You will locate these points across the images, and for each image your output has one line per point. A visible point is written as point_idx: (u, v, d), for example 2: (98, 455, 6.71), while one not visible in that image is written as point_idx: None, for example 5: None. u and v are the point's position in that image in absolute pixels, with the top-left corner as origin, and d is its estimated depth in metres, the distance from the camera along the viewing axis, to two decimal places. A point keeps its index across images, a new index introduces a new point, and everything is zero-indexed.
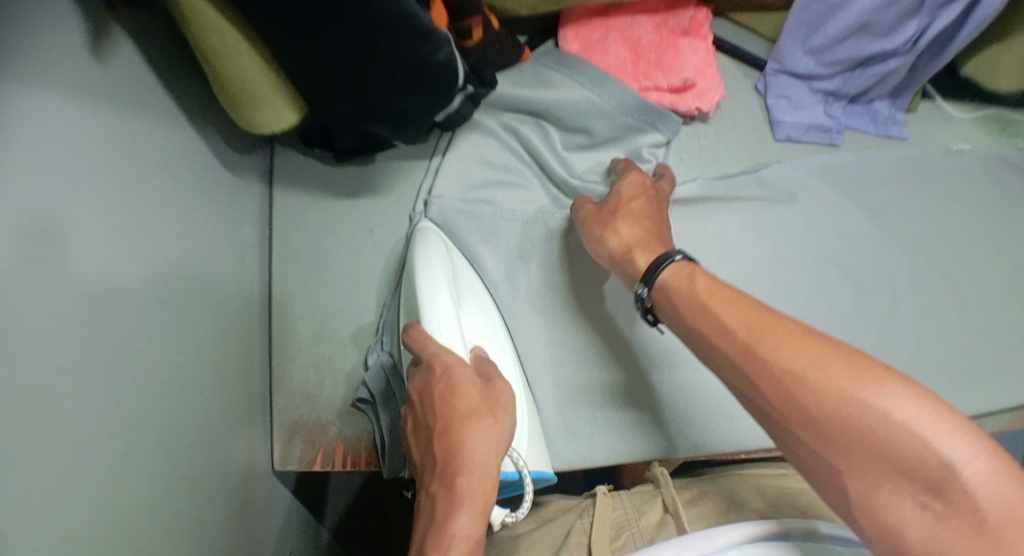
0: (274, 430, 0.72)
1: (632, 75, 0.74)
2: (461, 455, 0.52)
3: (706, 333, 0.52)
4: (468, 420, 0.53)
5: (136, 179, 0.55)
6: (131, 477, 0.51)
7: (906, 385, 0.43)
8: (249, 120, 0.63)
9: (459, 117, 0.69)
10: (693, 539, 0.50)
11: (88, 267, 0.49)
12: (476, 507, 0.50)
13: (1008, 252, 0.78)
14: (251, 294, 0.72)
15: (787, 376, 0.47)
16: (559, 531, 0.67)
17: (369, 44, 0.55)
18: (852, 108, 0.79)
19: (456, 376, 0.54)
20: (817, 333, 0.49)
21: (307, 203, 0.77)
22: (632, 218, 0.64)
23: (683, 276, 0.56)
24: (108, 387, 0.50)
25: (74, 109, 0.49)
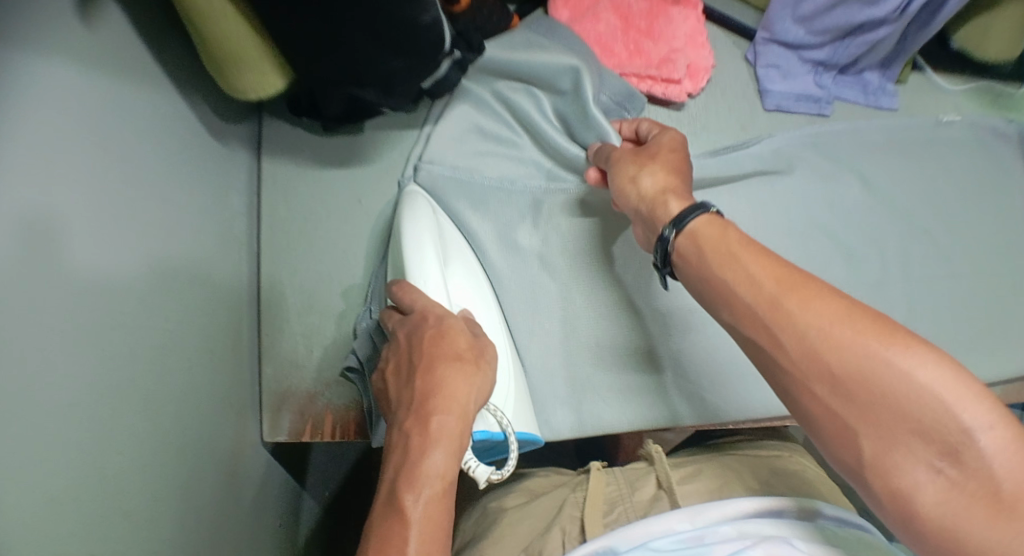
0: (263, 399, 0.73)
1: (622, 43, 0.74)
2: (440, 397, 0.52)
3: (725, 285, 0.52)
4: (450, 361, 0.54)
5: (122, 144, 0.55)
6: (118, 443, 0.52)
7: (932, 350, 0.44)
8: (234, 85, 0.63)
9: (448, 84, 0.69)
10: (688, 512, 0.60)
11: (73, 231, 0.48)
12: (450, 450, 0.50)
13: (995, 224, 0.79)
14: (239, 263, 0.72)
15: (814, 332, 0.47)
16: (553, 503, 0.72)
17: (349, 3, 0.55)
18: (841, 79, 0.79)
19: (444, 323, 0.56)
20: (842, 293, 0.49)
21: (296, 173, 0.77)
22: (670, 166, 0.62)
23: (711, 228, 0.55)
24: (93, 351, 0.50)
25: (58, 71, 0.48)
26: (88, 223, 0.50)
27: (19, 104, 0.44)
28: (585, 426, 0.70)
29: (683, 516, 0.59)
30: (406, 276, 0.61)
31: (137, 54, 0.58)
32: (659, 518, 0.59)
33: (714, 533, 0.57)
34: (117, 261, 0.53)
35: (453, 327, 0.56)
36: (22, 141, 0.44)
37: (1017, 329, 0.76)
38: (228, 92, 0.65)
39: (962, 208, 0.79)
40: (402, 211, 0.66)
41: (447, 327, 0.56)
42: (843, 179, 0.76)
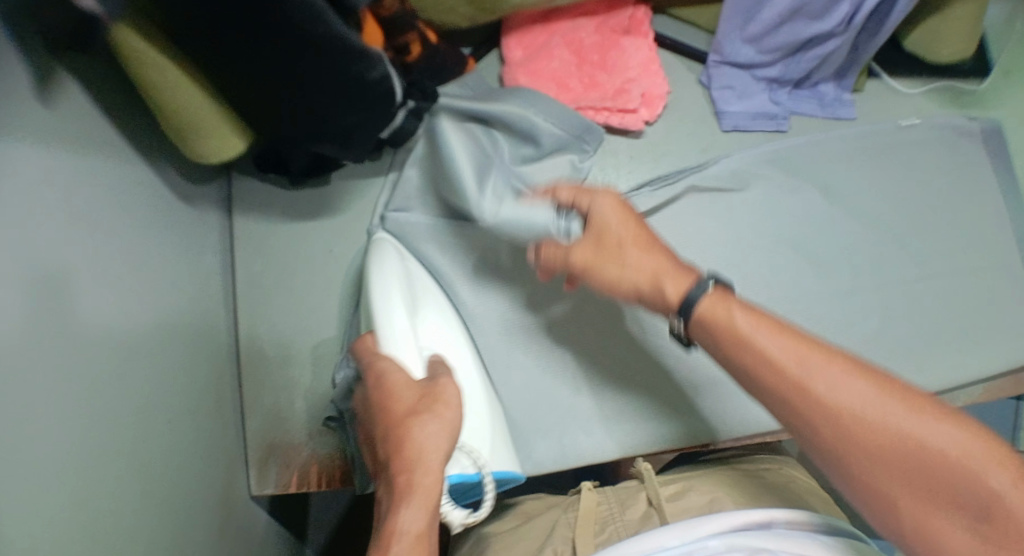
0: (250, 453, 0.74)
1: (577, 77, 0.75)
2: (400, 454, 0.51)
3: (750, 369, 0.55)
4: (404, 416, 0.53)
5: (94, 218, 0.56)
6: (114, 516, 0.53)
7: (957, 422, 0.49)
8: (194, 151, 0.64)
9: (405, 132, 0.70)
10: (678, 528, 0.57)
11: (57, 309, 0.49)
12: (420, 504, 0.49)
13: (962, 223, 0.79)
14: (218, 321, 0.73)
15: (845, 412, 0.51)
16: (544, 525, 0.70)
17: (300, 69, 0.56)
18: (797, 93, 0.80)
19: (392, 377, 0.55)
20: (867, 367, 0.53)
21: (268, 228, 0.78)
22: (644, 249, 0.60)
23: (718, 311, 0.56)
24: (82, 425, 0.51)
25: (35, 154, 0.49)
26: (68, 306, 0.51)
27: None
28: (567, 458, 0.70)
29: (673, 532, 0.57)
30: (372, 334, 0.61)
31: (107, 133, 0.59)
32: (650, 534, 0.57)
33: (703, 547, 0.55)
34: (99, 340, 0.54)
35: (401, 378, 0.56)
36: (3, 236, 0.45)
37: (990, 325, 0.77)
38: (189, 157, 0.66)
39: (929, 209, 0.79)
40: (367, 262, 0.68)
41: (394, 382, 0.55)
42: (806, 191, 0.78)
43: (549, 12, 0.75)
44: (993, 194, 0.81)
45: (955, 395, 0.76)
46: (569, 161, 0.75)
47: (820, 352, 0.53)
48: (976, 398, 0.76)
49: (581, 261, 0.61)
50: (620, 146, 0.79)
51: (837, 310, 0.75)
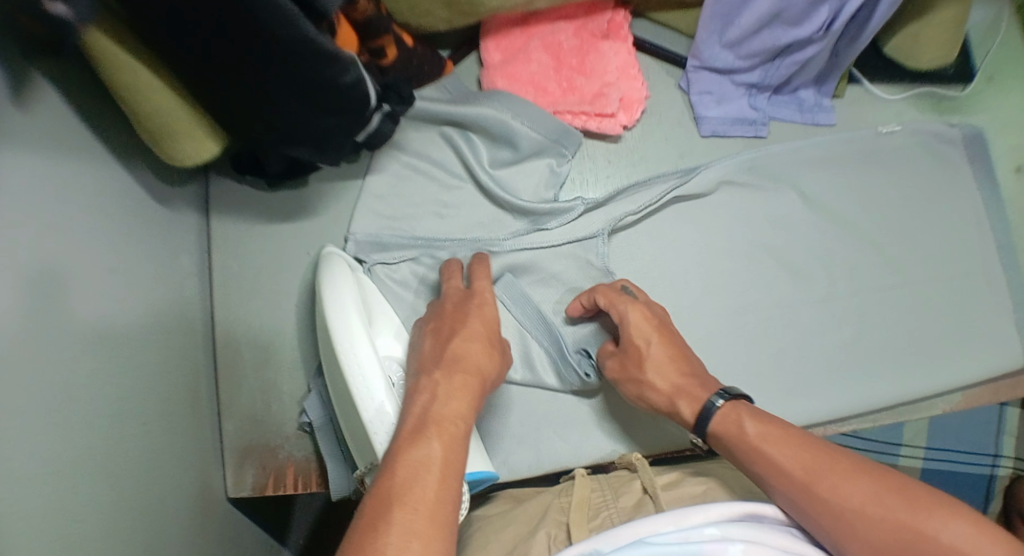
0: (227, 457, 0.74)
1: (556, 81, 0.75)
2: (461, 361, 0.58)
3: (767, 484, 0.54)
4: (456, 368, 0.57)
5: (68, 222, 0.55)
6: (100, 522, 0.53)
7: (964, 517, 0.48)
8: (170, 153, 0.63)
9: (381, 135, 0.69)
10: (671, 514, 0.50)
11: (33, 316, 0.49)
12: (457, 423, 0.53)
13: (941, 229, 0.80)
14: (195, 323, 0.72)
15: (852, 512, 0.51)
16: (534, 511, 0.62)
17: (273, 74, 0.56)
18: (777, 99, 0.80)
19: (464, 325, 0.61)
20: (870, 467, 0.53)
21: (246, 229, 0.78)
22: (662, 364, 0.64)
23: (730, 420, 0.58)
24: (62, 431, 0.50)
25: (10, 159, 0.49)
26: (43, 316, 0.50)
27: None
28: (542, 464, 0.70)
29: (666, 518, 0.49)
30: (333, 345, 0.60)
31: (83, 137, 0.59)
32: (645, 519, 0.49)
33: (700, 537, 0.48)
34: (78, 348, 0.54)
35: (479, 313, 0.63)
36: None
37: (966, 331, 0.77)
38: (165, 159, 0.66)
39: (908, 214, 0.79)
40: (319, 273, 0.66)
41: (469, 311, 0.63)
42: (786, 197, 0.78)
43: (528, 15, 0.75)
44: (972, 201, 0.81)
45: (932, 403, 0.79)
46: (547, 164, 0.75)
47: (832, 450, 0.54)
48: (955, 405, 0.79)
49: (613, 373, 0.67)
50: (598, 150, 0.79)
51: (818, 321, 0.76)
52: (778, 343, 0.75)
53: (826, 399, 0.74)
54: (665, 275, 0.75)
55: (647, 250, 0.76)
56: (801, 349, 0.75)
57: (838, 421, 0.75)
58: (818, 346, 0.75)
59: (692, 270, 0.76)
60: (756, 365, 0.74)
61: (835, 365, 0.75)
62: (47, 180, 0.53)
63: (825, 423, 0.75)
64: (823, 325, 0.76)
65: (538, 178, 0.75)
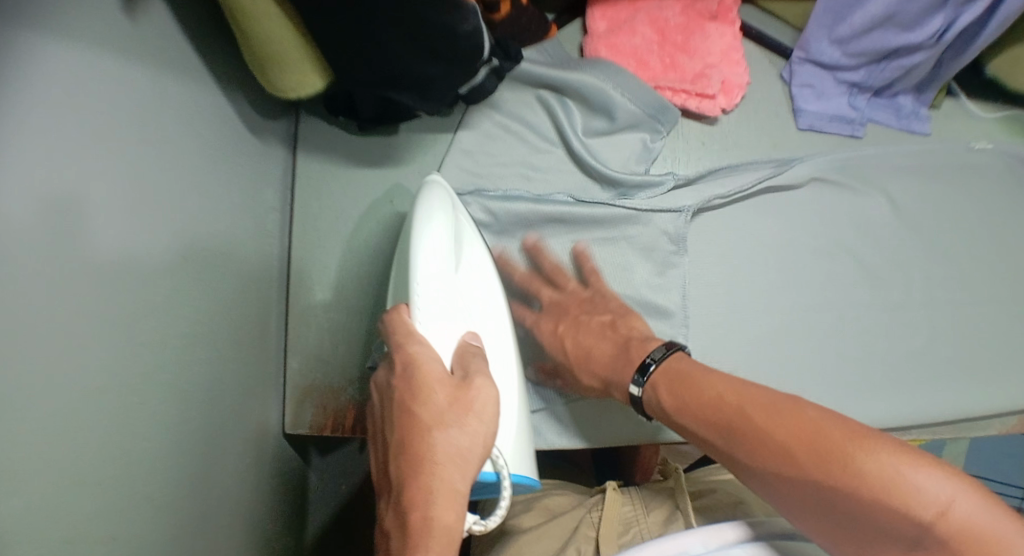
0: (286, 391, 0.74)
1: (658, 57, 0.75)
2: (427, 468, 0.51)
3: (696, 435, 0.58)
4: (427, 461, 0.51)
5: (162, 136, 0.55)
6: (155, 423, 0.54)
7: (857, 432, 0.48)
8: (274, 82, 0.65)
9: (483, 90, 0.69)
10: (703, 534, 0.55)
11: (117, 227, 0.49)
12: (442, 543, 0.49)
13: (1020, 254, 0.79)
14: (270, 257, 0.73)
15: (766, 445, 0.52)
16: (567, 525, 0.69)
17: (387, 14, 0.57)
18: (875, 101, 0.79)
19: (427, 393, 0.53)
20: (783, 398, 0.54)
21: (329, 168, 0.78)
22: (580, 360, 0.67)
23: (654, 400, 0.61)
24: (127, 339, 0.50)
25: (106, 64, 0.49)
26: (125, 205, 0.50)
27: (73, 97, 0.45)
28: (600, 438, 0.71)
29: (699, 537, 0.55)
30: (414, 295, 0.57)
31: (188, 47, 0.59)
32: (676, 537, 0.55)
33: None
34: (158, 249, 0.54)
35: (431, 383, 0.53)
36: (73, 142, 0.45)
37: None
38: (266, 87, 0.66)
39: (988, 234, 0.79)
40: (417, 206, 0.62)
41: (412, 384, 0.53)
42: (871, 200, 0.78)
43: None
44: None
45: (989, 422, 0.77)
46: (639, 138, 0.75)
47: (745, 401, 0.55)
48: (1011, 427, 0.77)
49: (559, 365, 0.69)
50: (687, 132, 0.78)
51: (887, 327, 0.75)
52: (848, 346, 0.74)
53: (887, 405, 0.73)
54: (747, 263, 0.75)
55: (732, 235, 0.76)
56: (867, 353, 0.74)
57: (897, 429, 0.74)
58: (885, 352, 0.75)
59: (774, 260, 0.76)
60: (825, 364, 0.73)
61: (898, 372, 0.74)
62: (146, 92, 0.54)
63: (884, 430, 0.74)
64: (892, 333, 0.75)
65: (630, 151, 0.74)
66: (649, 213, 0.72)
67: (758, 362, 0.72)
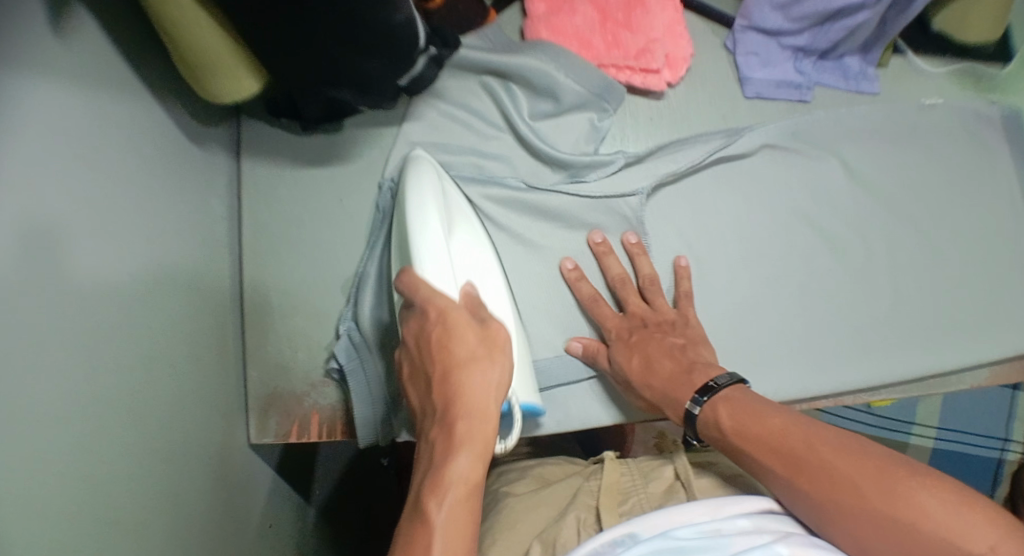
0: (250, 402, 0.72)
1: (600, 36, 0.74)
2: (462, 395, 0.52)
3: (750, 462, 0.57)
4: (465, 389, 0.52)
5: (101, 152, 0.54)
6: (121, 449, 0.52)
7: (932, 485, 0.51)
8: (207, 86, 0.62)
9: (424, 80, 0.67)
10: (708, 504, 0.54)
11: (63, 248, 0.48)
12: (475, 452, 0.51)
13: (979, 207, 0.79)
14: (221, 268, 0.71)
15: (835, 487, 0.53)
16: (564, 493, 0.67)
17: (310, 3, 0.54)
18: (822, 65, 0.79)
19: (456, 331, 0.54)
20: (847, 437, 0.55)
21: (276, 173, 0.76)
22: (639, 382, 0.65)
23: (710, 421, 0.60)
24: (82, 363, 0.49)
25: (42, 81, 0.47)
26: (68, 226, 0.49)
27: (12, 117, 0.43)
28: (572, 422, 0.70)
29: (704, 507, 0.54)
30: (416, 260, 0.57)
31: (121, 57, 0.57)
32: (681, 507, 0.54)
33: (732, 525, 0.53)
34: (110, 276, 0.53)
35: (465, 322, 0.54)
36: (14, 163, 0.43)
37: (1004, 310, 0.76)
38: (201, 94, 0.64)
39: (947, 190, 0.79)
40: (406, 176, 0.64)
41: (441, 326, 0.54)
42: (826, 163, 0.77)
43: None
44: (1007, 181, 0.80)
45: (961, 378, 0.77)
46: (586, 118, 0.74)
47: (808, 433, 0.55)
48: (982, 382, 0.77)
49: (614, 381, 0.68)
50: (637, 108, 0.77)
51: (852, 290, 0.75)
52: (813, 312, 0.74)
53: (859, 369, 0.73)
54: (705, 234, 0.75)
55: (687, 208, 0.75)
56: (833, 318, 0.74)
57: (866, 391, 0.74)
58: (850, 316, 0.74)
59: (731, 232, 0.75)
60: (789, 331, 0.73)
61: (866, 336, 0.74)
62: (81, 107, 0.52)
63: (853, 392, 0.73)
64: (857, 296, 0.75)
65: (578, 130, 0.73)
66: (603, 198, 0.71)
67: (722, 334, 0.72)
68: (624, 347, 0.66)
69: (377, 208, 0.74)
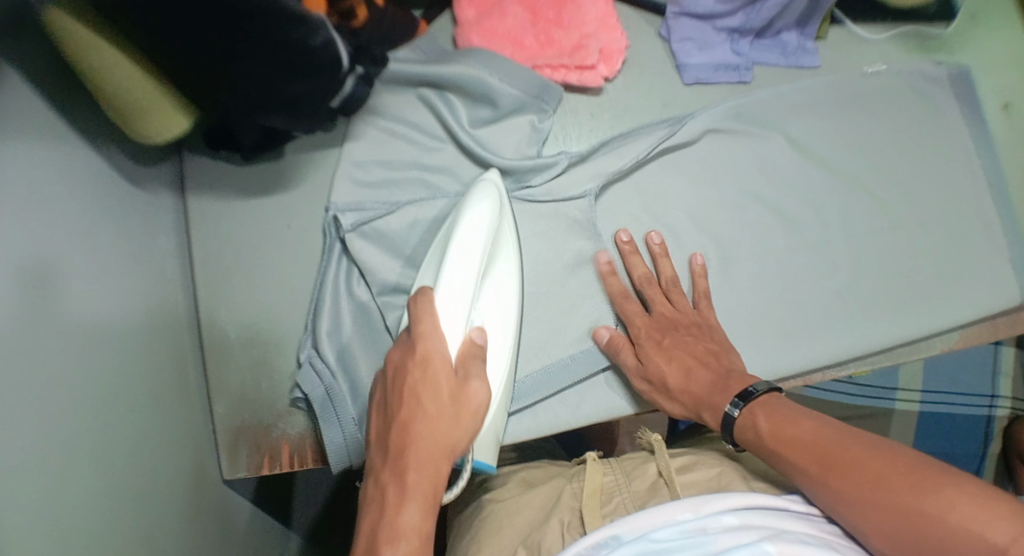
0: (219, 437, 0.72)
1: (533, 35, 0.74)
2: (421, 447, 0.53)
3: (782, 467, 0.58)
4: (423, 443, 0.53)
5: (47, 200, 0.53)
6: (95, 492, 0.52)
7: (962, 486, 0.50)
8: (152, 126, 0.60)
9: (357, 99, 0.67)
10: (691, 502, 0.53)
11: (19, 301, 0.47)
12: (423, 505, 0.52)
13: (933, 170, 0.79)
14: (177, 305, 0.70)
15: (863, 488, 0.53)
16: (546, 498, 0.66)
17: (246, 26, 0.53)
18: (759, 43, 0.80)
19: (430, 379, 0.56)
20: (880, 443, 0.56)
21: (223, 204, 0.76)
22: (680, 385, 0.66)
23: (747, 426, 0.61)
24: (47, 415, 0.49)
25: None
26: (22, 278, 0.48)
27: None
28: (541, 428, 0.69)
29: (685, 507, 0.53)
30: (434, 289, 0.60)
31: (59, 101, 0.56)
32: (661, 508, 0.53)
33: (716, 523, 0.51)
34: (66, 327, 0.52)
35: (432, 371, 0.56)
36: None
37: (967, 270, 0.76)
38: (144, 137, 0.62)
39: (900, 155, 0.79)
40: (468, 198, 0.66)
41: (416, 373, 0.56)
42: (773, 141, 0.77)
43: None
44: (961, 140, 0.80)
45: (930, 343, 0.77)
46: (527, 121, 0.74)
47: (839, 439, 0.57)
48: (953, 345, 0.77)
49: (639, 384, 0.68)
50: (577, 105, 0.77)
51: (812, 265, 0.75)
52: (773, 291, 0.74)
53: (827, 344, 0.73)
54: (658, 224, 0.74)
55: (637, 200, 0.75)
56: (796, 296, 0.74)
57: (834, 365, 0.74)
58: (813, 293, 0.74)
59: (684, 219, 0.75)
60: (749, 314, 0.73)
61: (831, 310, 0.74)
62: (25, 156, 0.51)
63: (821, 369, 0.74)
64: (818, 271, 0.75)
65: (523, 133, 0.73)
66: (550, 202, 0.72)
67: None
68: (660, 350, 0.67)
69: (325, 228, 0.74)
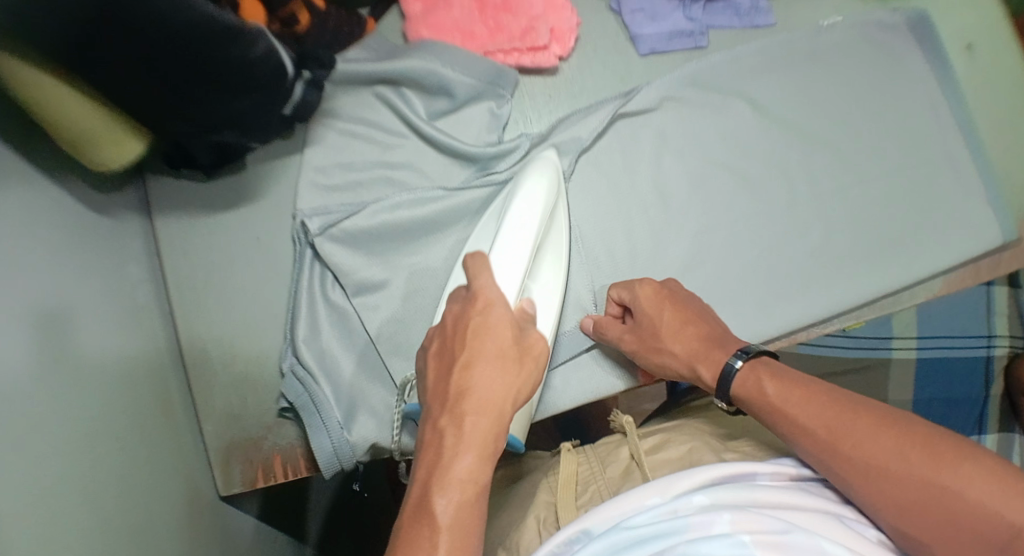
0: (211, 457, 0.72)
1: (482, 23, 0.75)
2: (482, 390, 0.53)
3: (789, 437, 0.57)
4: (484, 390, 0.53)
5: (19, 235, 0.53)
6: (101, 521, 0.53)
7: (975, 462, 0.52)
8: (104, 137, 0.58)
9: (308, 104, 0.67)
10: (659, 486, 0.54)
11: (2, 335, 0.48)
12: (483, 452, 0.51)
13: (898, 117, 0.78)
14: (156, 329, 0.70)
15: (875, 466, 0.54)
16: (525, 493, 0.67)
17: (187, 50, 0.53)
18: (711, 7, 0.80)
19: (489, 326, 0.56)
20: (892, 414, 0.56)
21: (191, 223, 0.75)
22: (676, 338, 0.65)
23: (751, 386, 0.59)
24: (45, 446, 0.49)
25: None
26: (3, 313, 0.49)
27: None
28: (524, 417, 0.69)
29: (653, 492, 0.54)
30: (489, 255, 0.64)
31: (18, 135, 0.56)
32: (630, 496, 0.54)
33: (688, 504, 0.52)
34: (51, 358, 0.53)
35: (490, 324, 0.56)
36: None
37: (942, 215, 0.76)
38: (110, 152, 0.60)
39: (864, 105, 0.78)
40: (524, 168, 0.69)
41: (477, 321, 0.56)
42: (733, 105, 0.77)
43: None
44: (925, 84, 0.79)
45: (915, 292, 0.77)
46: (484, 109, 0.74)
47: (852, 406, 0.57)
48: (936, 292, 0.77)
49: (629, 344, 0.67)
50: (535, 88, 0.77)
51: (786, 224, 0.75)
52: (748, 254, 0.74)
53: (806, 302, 0.72)
54: (628, 199, 0.74)
55: (604, 177, 0.74)
56: (771, 257, 0.74)
57: (819, 322, 0.74)
58: (790, 252, 0.74)
59: (652, 191, 0.74)
60: (727, 279, 0.73)
61: (809, 268, 0.74)
62: None
63: (805, 327, 0.73)
64: (792, 230, 0.74)
65: (483, 119, 0.74)
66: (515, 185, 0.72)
67: None
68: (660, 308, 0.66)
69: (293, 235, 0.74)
